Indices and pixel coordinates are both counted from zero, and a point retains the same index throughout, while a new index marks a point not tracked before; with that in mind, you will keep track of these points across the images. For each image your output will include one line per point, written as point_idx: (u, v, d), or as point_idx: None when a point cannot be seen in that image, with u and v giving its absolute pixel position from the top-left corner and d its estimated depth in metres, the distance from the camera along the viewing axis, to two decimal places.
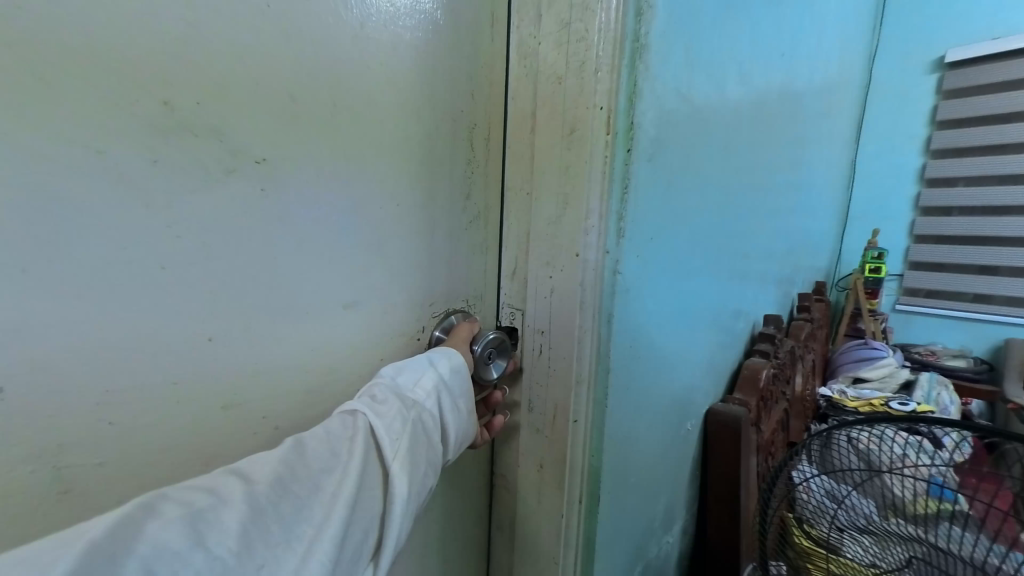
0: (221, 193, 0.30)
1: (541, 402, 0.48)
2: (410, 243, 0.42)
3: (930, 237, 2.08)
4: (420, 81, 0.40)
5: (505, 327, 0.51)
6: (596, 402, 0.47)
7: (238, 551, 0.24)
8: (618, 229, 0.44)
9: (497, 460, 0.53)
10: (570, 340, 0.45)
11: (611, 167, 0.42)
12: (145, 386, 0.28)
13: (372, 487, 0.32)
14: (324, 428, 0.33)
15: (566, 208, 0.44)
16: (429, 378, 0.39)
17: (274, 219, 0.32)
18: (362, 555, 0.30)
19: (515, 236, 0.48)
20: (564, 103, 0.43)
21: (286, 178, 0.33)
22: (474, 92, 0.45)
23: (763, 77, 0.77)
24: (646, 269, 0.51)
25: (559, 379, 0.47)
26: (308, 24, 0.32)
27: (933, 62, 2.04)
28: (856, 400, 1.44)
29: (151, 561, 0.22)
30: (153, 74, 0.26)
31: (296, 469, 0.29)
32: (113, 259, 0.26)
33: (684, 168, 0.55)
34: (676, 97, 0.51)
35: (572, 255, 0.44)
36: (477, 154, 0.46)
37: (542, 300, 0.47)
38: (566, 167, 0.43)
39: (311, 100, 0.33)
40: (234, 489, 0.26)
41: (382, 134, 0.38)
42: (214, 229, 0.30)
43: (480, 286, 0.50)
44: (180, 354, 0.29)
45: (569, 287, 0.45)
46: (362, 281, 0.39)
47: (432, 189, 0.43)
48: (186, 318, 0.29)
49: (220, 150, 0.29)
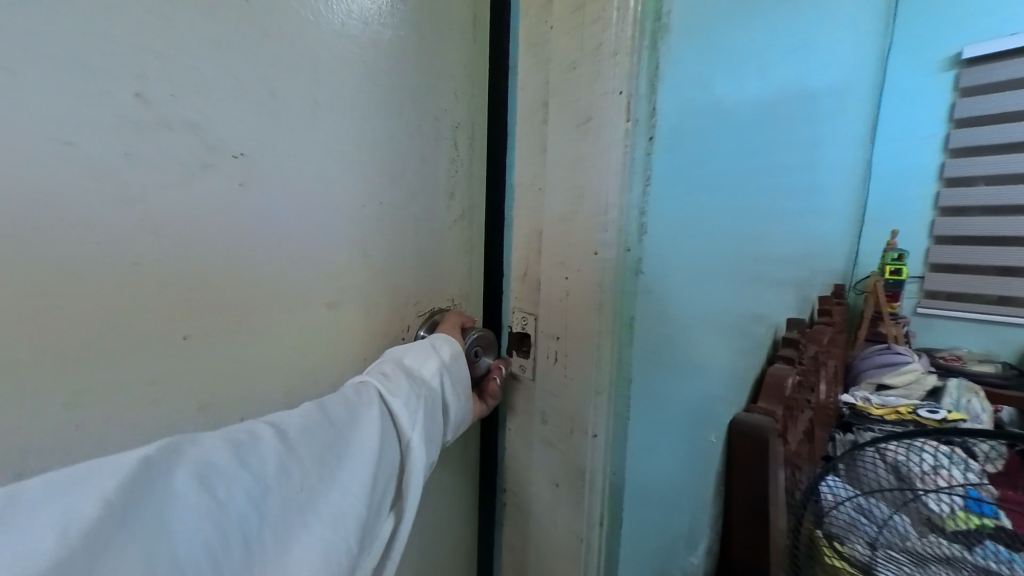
0: (200, 189, 0.28)
1: (555, 414, 0.41)
2: (404, 244, 0.40)
3: (951, 238, 2.02)
4: (405, 72, 0.38)
5: (515, 332, 0.45)
6: (619, 413, 0.39)
7: (277, 476, 0.27)
8: (641, 225, 0.37)
9: (506, 476, 0.48)
10: (587, 347, 0.39)
11: (632, 156, 0.36)
12: (122, 385, 0.26)
13: (392, 447, 0.34)
14: (341, 393, 0.33)
15: (580, 194, 0.38)
16: (433, 361, 0.38)
17: (252, 215, 0.30)
18: (385, 505, 0.33)
19: (525, 232, 0.43)
20: (576, 90, 0.38)
21: (266, 175, 0.31)
22: (462, 87, 0.43)
23: (775, 82, 0.75)
24: (661, 272, 0.47)
25: (573, 388, 0.40)
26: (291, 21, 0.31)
27: (947, 60, 2.00)
28: (882, 408, 1.39)
29: (203, 474, 0.24)
30: (122, 66, 0.25)
31: (323, 424, 0.30)
32: (87, 253, 0.24)
33: (701, 166, 0.53)
34: (692, 93, 0.48)
35: (589, 254, 0.38)
36: (460, 152, 0.44)
37: (555, 304, 0.40)
38: (580, 143, 0.38)
39: (291, 96, 0.32)
40: (266, 431, 0.28)
41: (367, 132, 0.36)
42: (194, 223, 0.28)
43: (468, 285, 0.46)
44: (154, 354, 0.27)
45: (586, 288, 0.38)
46: (344, 282, 0.36)
47: (425, 189, 0.41)
48: (162, 315, 0.27)
49: (196, 143, 0.28)
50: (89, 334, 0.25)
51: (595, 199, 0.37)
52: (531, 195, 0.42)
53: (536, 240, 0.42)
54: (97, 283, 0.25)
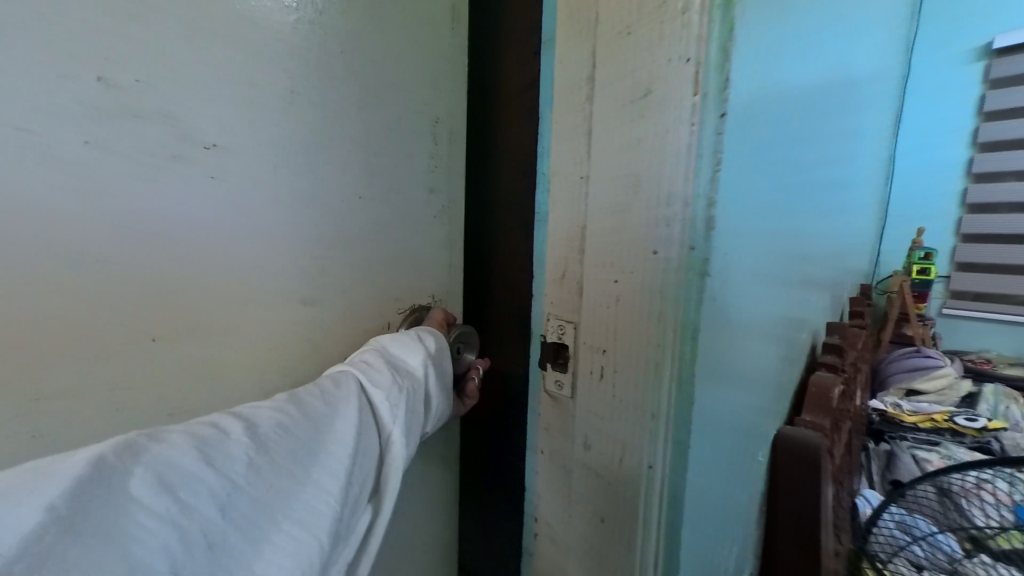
0: (174, 176, 0.34)
1: (600, 440, 0.36)
2: (379, 249, 0.46)
3: (980, 237, 1.93)
4: (375, 79, 0.44)
5: (551, 342, 0.40)
6: (678, 445, 0.33)
7: (247, 474, 0.27)
8: (710, 220, 0.31)
9: (538, 503, 0.43)
10: (641, 364, 0.33)
11: (702, 137, 0.30)
12: (107, 356, 0.32)
13: (371, 440, 0.36)
14: (319, 386, 0.35)
15: (629, 183, 0.32)
16: (416, 353, 0.42)
17: (226, 203, 0.36)
18: (364, 498, 0.35)
19: (566, 228, 0.38)
20: (631, 60, 0.32)
21: (237, 161, 0.36)
22: (434, 89, 0.49)
23: (829, 65, 0.68)
24: (740, 275, 0.39)
25: (623, 411, 0.34)
26: (288, 62, 0.38)
27: (979, 49, 1.91)
28: (915, 415, 1.32)
29: (167, 474, 0.24)
30: (93, 54, 0.30)
31: (298, 418, 0.32)
32: (73, 227, 0.30)
33: (768, 155, 0.45)
34: (770, 67, 0.40)
35: (644, 254, 0.32)
36: (439, 150, 0.50)
37: (601, 312, 0.35)
38: (633, 123, 0.32)
39: (271, 91, 0.38)
40: (236, 427, 0.29)
41: (352, 135, 0.43)
42: (167, 209, 0.33)
43: (445, 283, 0.52)
44: (125, 337, 0.32)
45: (645, 293, 0.32)
46: (325, 270, 0.42)
47: (397, 193, 0.47)
48: (136, 296, 0.33)
49: (169, 134, 0.33)
50: (80, 314, 0.31)
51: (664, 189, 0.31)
52: (562, 187, 0.38)
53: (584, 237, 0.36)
54: (80, 274, 0.30)
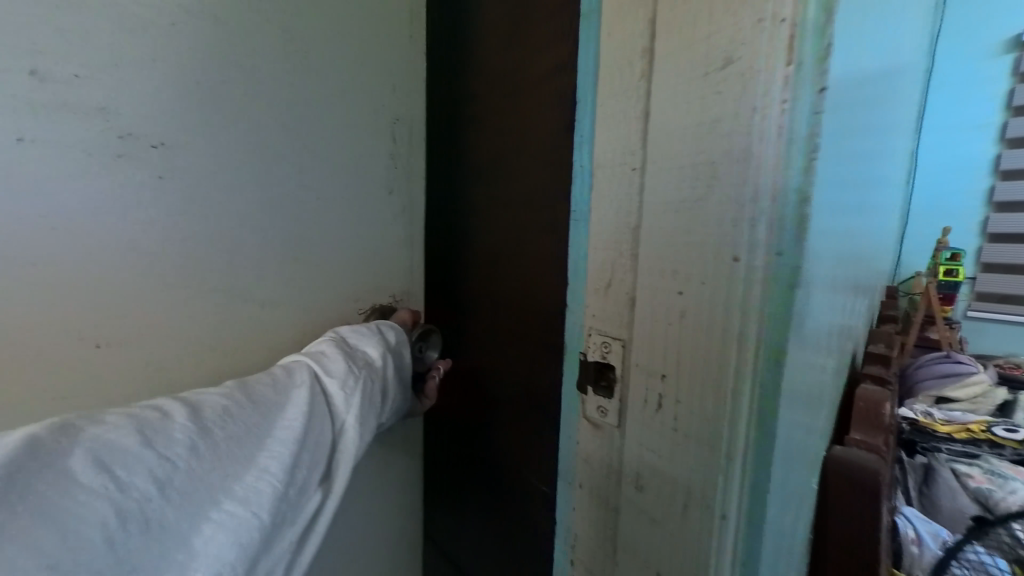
0: (120, 172, 0.43)
1: (657, 480, 0.30)
2: (347, 260, 0.60)
3: (1010, 236, 1.84)
4: (331, 88, 0.56)
5: (593, 361, 0.34)
6: (756, 490, 0.27)
7: (189, 455, 0.35)
8: (803, 218, 0.25)
9: (576, 545, 0.38)
10: (712, 393, 0.27)
11: (795, 115, 0.24)
12: (81, 340, 0.42)
13: (323, 422, 0.46)
14: (273, 376, 0.45)
15: (700, 172, 0.27)
16: (372, 347, 0.54)
17: (177, 196, 0.46)
18: (310, 484, 0.44)
19: (612, 228, 0.32)
20: (698, 24, 0.26)
21: (180, 152, 0.46)
22: (393, 88, 0.61)
23: (894, 48, 0.61)
24: (821, 287, 0.34)
25: (688, 449, 0.28)
26: (261, 110, 0.51)
27: (1009, 39, 1.81)
28: (949, 425, 1.25)
29: (102, 452, 0.31)
30: (25, 51, 0.38)
31: (244, 404, 0.41)
32: (35, 215, 0.39)
33: (852, 143, 0.38)
34: (861, 39, 0.34)
35: (717, 260, 0.26)
36: (398, 148, 0.63)
37: (660, 328, 0.29)
38: (706, 98, 0.26)
39: (230, 87, 0.48)
40: (179, 414, 0.37)
41: (320, 142, 0.56)
42: (112, 202, 0.43)
43: (405, 284, 0.67)
44: (91, 327, 0.43)
45: (719, 308, 0.26)
46: (287, 267, 0.55)
47: (347, 203, 0.59)
48: (94, 276, 0.43)
49: (108, 133, 0.42)
50: (56, 318, 0.41)
51: (751, 180, 0.25)
52: (607, 179, 0.32)
53: (638, 238, 0.31)
54: (54, 278, 0.41)
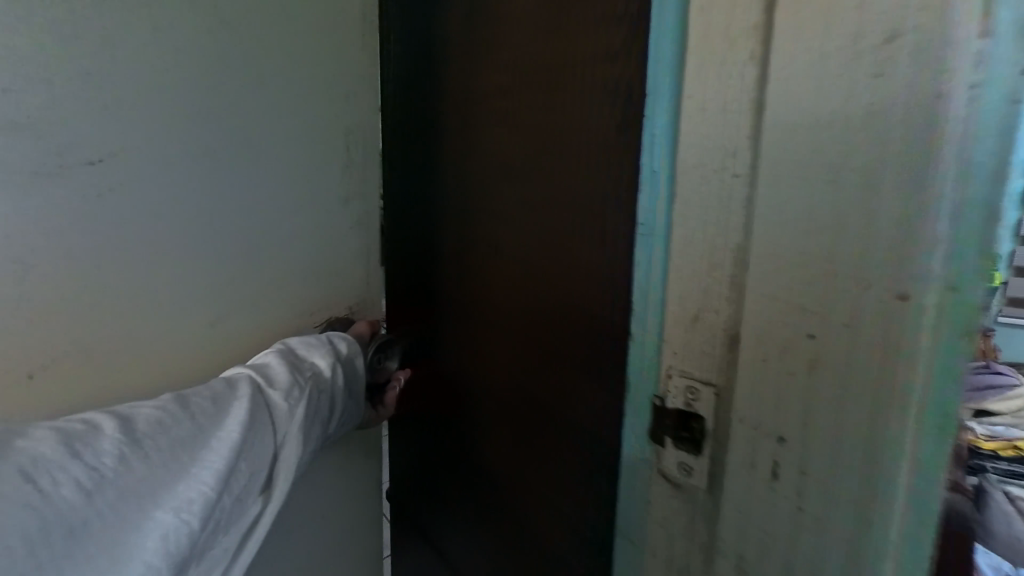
0: (61, 191, 0.40)
1: (768, 564, 0.24)
2: (299, 268, 0.57)
3: None
4: (278, 95, 0.52)
5: (673, 408, 0.28)
6: None
7: (115, 466, 0.32)
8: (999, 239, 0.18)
9: None
10: (857, 468, 0.21)
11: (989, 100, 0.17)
12: (15, 368, 0.40)
13: (266, 434, 0.42)
14: (211, 389, 0.40)
15: (847, 182, 0.20)
16: (322, 357, 0.50)
17: (120, 213, 0.44)
18: (249, 492, 0.41)
19: (703, 249, 0.26)
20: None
21: (124, 168, 0.43)
22: (346, 98, 0.58)
23: None
24: (983, 330, 0.26)
25: (818, 533, 0.22)
26: (207, 117, 0.47)
27: None
28: (993, 441, 1.16)
29: (29, 464, 0.30)
30: None
31: (180, 416, 0.37)
32: None
33: None
34: None
35: (864, 296, 0.20)
36: (353, 158, 0.60)
37: (776, 379, 0.23)
38: (858, 88, 0.20)
39: (172, 96, 0.45)
40: (109, 424, 0.34)
41: (268, 152, 0.52)
42: (54, 222, 0.40)
43: (362, 295, 0.64)
44: (27, 352, 0.40)
45: (871, 362, 0.20)
46: (232, 278, 0.52)
47: (294, 211, 0.55)
48: (34, 304, 0.40)
49: (47, 149, 0.39)
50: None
51: (931, 194, 0.18)
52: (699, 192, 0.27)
53: (743, 264, 0.25)
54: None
